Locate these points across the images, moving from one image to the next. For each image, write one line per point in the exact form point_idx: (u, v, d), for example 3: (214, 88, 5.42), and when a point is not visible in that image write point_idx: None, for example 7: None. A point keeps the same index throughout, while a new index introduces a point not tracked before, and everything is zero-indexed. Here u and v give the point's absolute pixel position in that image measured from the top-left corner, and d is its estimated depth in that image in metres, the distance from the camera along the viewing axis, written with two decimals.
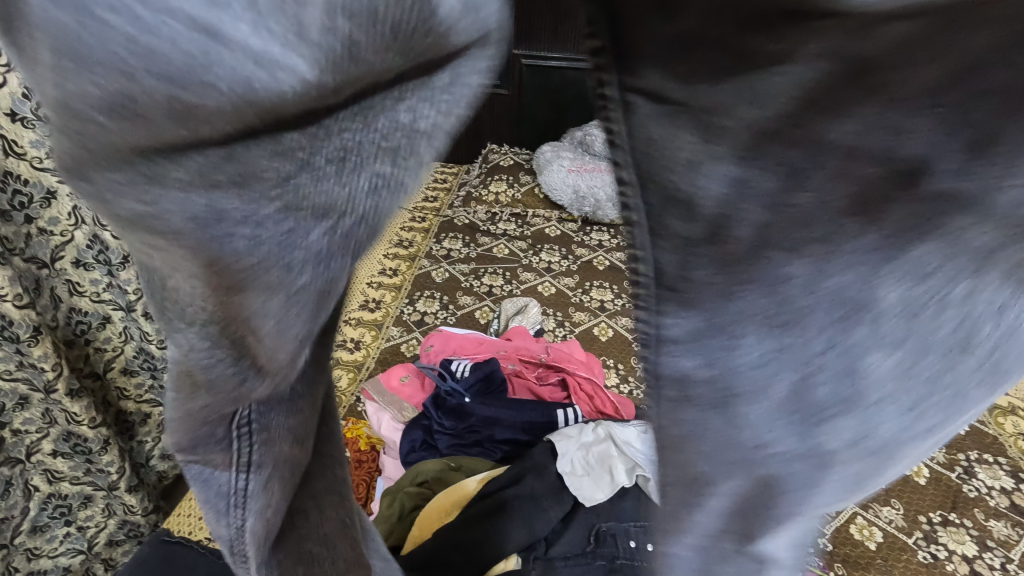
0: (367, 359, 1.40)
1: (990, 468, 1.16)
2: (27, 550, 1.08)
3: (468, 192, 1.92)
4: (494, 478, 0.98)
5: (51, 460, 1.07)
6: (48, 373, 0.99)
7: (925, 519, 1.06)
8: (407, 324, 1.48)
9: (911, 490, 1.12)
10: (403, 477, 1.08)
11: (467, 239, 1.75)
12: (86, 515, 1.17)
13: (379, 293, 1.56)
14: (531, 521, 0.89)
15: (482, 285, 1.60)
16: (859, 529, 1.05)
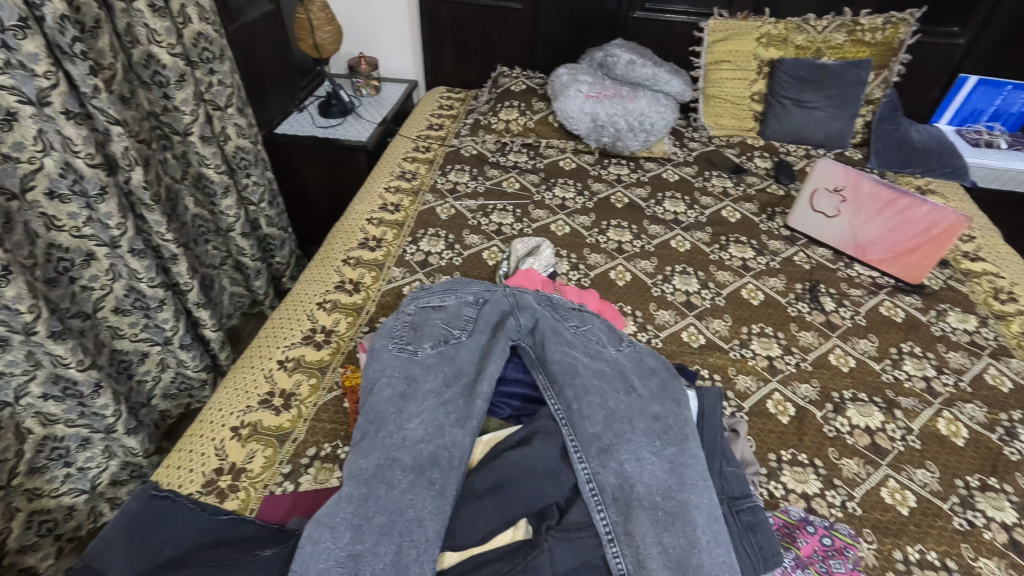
0: (368, 302, 1.10)
1: (918, 360, 1.09)
2: (27, 491, 1.07)
3: (477, 119, 1.68)
4: (489, 476, 0.66)
5: (42, 403, 1.03)
6: (25, 315, 0.93)
7: (962, 483, 0.88)
8: (411, 265, 1.19)
9: (946, 448, 0.93)
10: (372, 400, 0.75)
11: (475, 172, 1.51)
12: (86, 456, 1.15)
13: (380, 230, 1.29)
14: (534, 485, 0.64)
15: (490, 224, 1.33)
16: (890, 492, 0.86)
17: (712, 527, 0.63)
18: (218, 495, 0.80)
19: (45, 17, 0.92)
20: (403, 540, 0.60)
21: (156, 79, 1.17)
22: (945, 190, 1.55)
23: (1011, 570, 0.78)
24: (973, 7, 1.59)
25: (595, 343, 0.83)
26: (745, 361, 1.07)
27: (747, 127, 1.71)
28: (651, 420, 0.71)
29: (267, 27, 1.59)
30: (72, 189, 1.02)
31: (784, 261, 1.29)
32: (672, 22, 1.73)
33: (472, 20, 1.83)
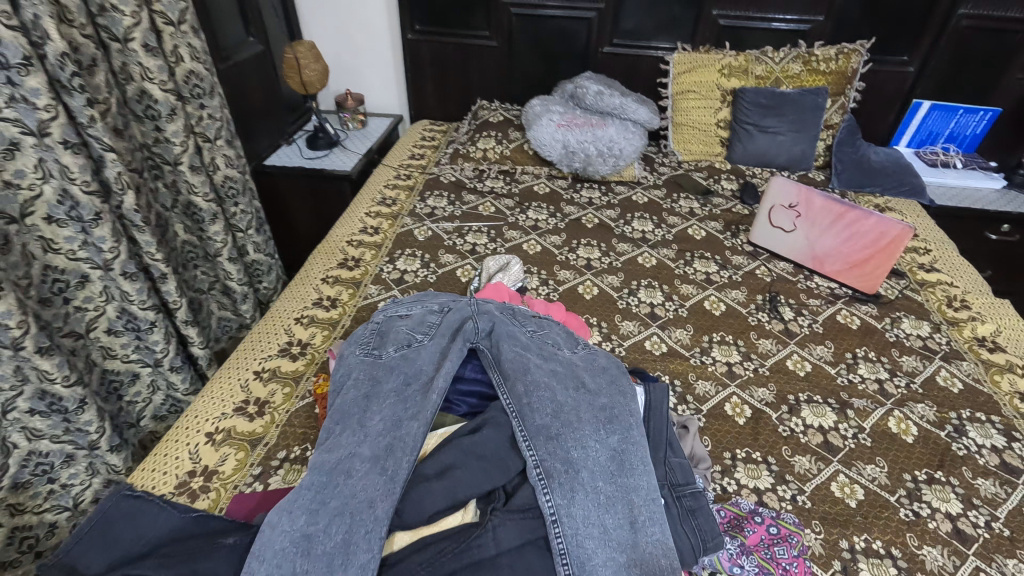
0: (343, 317, 1.16)
1: (872, 364, 1.13)
2: (10, 506, 1.09)
3: (456, 149, 1.77)
4: (440, 463, 0.70)
5: (29, 419, 1.06)
6: (15, 330, 0.99)
7: (910, 477, 0.91)
8: (386, 282, 1.25)
9: (897, 446, 0.96)
10: (338, 400, 0.80)
11: (453, 197, 1.58)
12: (70, 473, 1.17)
13: (359, 251, 1.36)
14: (482, 471, 0.69)
15: (465, 244, 1.40)
16: (839, 486, 0.89)
17: (649, 508, 0.67)
18: (190, 495, 0.83)
19: (48, 56, 1.01)
20: (355, 520, 0.63)
21: (149, 113, 1.25)
22: (903, 207, 1.62)
23: (954, 556, 0.80)
24: (920, 36, 1.70)
25: (551, 345, 0.88)
26: (705, 367, 1.11)
27: (714, 152, 1.79)
28: (597, 411, 0.76)
29: (257, 66, 1.70)
30: (68, 214, 1.08)
31: (745, 274, 1.35)
32: (639, 56, 1.84)
33: (452, 57, 1.94)
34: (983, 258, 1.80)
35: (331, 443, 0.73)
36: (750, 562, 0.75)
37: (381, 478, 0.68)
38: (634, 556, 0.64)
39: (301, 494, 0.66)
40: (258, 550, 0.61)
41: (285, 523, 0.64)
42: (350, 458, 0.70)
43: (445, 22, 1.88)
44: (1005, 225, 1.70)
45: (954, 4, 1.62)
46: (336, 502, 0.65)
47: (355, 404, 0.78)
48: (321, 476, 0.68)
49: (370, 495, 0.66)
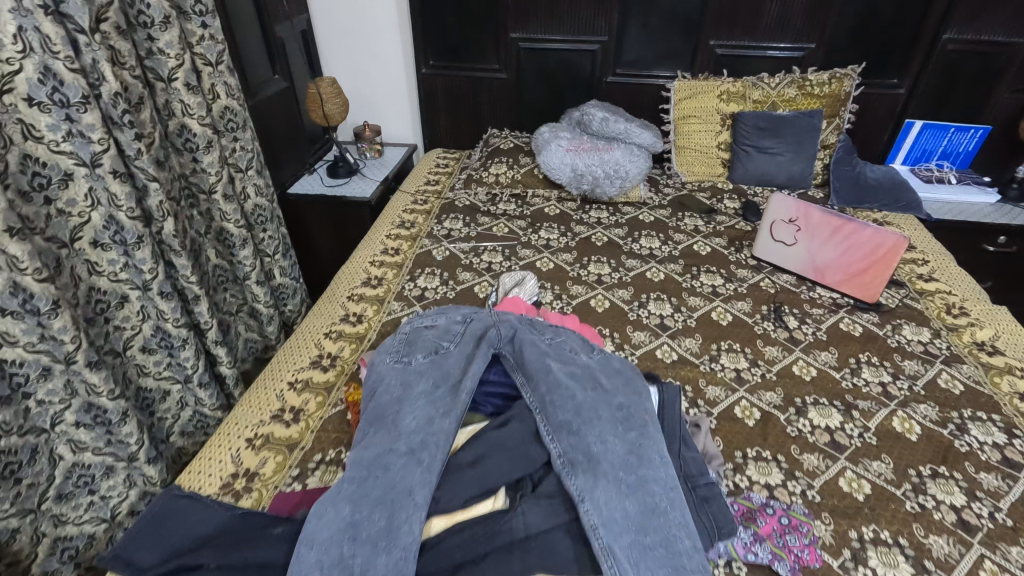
0: (370, 331, 1.22)
1: (875, 368, 1.18)
2: (53, 516, 1.14)
3: (470, 175, 1.86)
4: (471, 455, 0.77)
5: (75, 431, 1.12)
6: (68, 345, 1.06)
7: (915, 472, 0.95)
8: (409, 299, 1.31)
9: (901, 444, 1.01)
10: (373, 402, 0.86)
11: (468, 220, 1.67)
12: (109, 485, 1.23)
13: (381, 271, 1.43)
14: (509, 461, 0.75)
15: (481, 263, 1.47)
16: (847, 481, 0.94)
17: (667, 495, 0.72)
18: (234, 495, 0.89)
19: (102, 95, 1.10)
20: (395, 507, 0.69)
21: (187, 145, 1.35)
22: (901, 221, 1.68)
23: (960, 545, 0.84)
24: (908, 59, 1.79)
25: (569, 350, 0.94)
26: (714, 373, 1.16)
27: (716, 172, 1.87)
28: (615, 410, 0.82)
29: (281, 101, 1.81)
30: (113, 239, 1.16)
31: (750, 286, 1.41)
32: (641, 84, 1.94)
33: (464, 88, 2.05)
34: (982, 269, 1.86)
35: (368, 439, 0.79)
36: (764, 550, 0.80)
37: (417, 470, 0.73)
38: (656, 538, 0.69)
39: (344, 485, 0.72)
40: (308, 535, 0.67)
41: (330, 511, 0.69)
42: (387, 451, 0.76)
43: (458, 56, 1.99)
44: (1002, 237, 1.76)
45: (940, 27, 1.73)
46: (376, 492, 0.71)
47: (388, 404, 0.84)
48: (361, 468, 0.74)
49: (407, 484, 0.71)
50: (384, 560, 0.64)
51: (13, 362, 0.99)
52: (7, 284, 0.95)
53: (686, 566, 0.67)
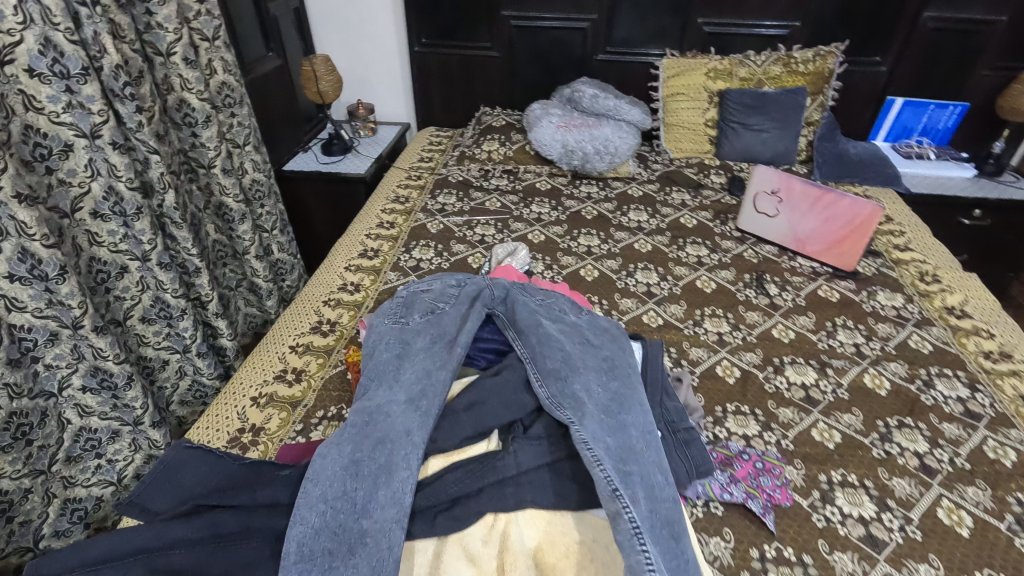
0: (367, 299, 1.27)
1: (850, 331, 1.24)
2: (63, 478, 1.17)
3: (463, 151, 1.90)
4: (466, 403, 0.83)
5: (81, 395, 1.16)
6: (75, 311, 1.10)
7: (882, 423, 1.02)
8: (404, 269, 1.36)
9: (871, 398, 1.07)
10: (373, 358, 0.91)
11: (461, 195, 1.71)
12: (115, 449, 1.26)
13: (377, 243, 1.47)
14: (503, 407, 0.82)
15: (475, 235, 1.51)
16: (819, 432, 1.00)
17: (645, 437, 0.78)
18: (241, 447, 0.94)
19: (103, 68, 1.13)
20: (394, 449, 0.74)
21: (186, 120, 1.38)
22: (881, 195, 1.74)
23: (920, 486, 0.91)
24: (891, 38, 1.83)
25: (558, 311, 0.99)
26: (698, 336, 1.22)
27: (703, 149, 1.92)
28: (600, 363, 0.87)
29: (276, 79, 1.83)
30: (113, 210, 1.19)
31: (734, 256, 1.47)
32: (631, 62, 1.98)
33: (456, 67, 2.08)
34: (958, 243, 1.92)
35: (368, 391, 0.84)
36: (739, 489, 0.86)
37: (415, 417, 0.78)
38: (634, 467, 0.73)
39: (347, 430, 0.76)
40: (312, 474, 0.71)
41: (334, 452, 0.73)
42: (387, 399, 0.80)
43: (450, 35, 2.01)
44: (977, 211, 1.82)
45: (922, 7, 1.77)
46: (377, 434, 0.75)
47: (388, 359, 0.89)
48: (364, 416, 0.78)
49: (407, 429, 0.76)
50: (384, 493, 0.70)
51: (21, 327, 1.03)
52: (15, 250, 0.99)
53: (660, 495, 0.71)
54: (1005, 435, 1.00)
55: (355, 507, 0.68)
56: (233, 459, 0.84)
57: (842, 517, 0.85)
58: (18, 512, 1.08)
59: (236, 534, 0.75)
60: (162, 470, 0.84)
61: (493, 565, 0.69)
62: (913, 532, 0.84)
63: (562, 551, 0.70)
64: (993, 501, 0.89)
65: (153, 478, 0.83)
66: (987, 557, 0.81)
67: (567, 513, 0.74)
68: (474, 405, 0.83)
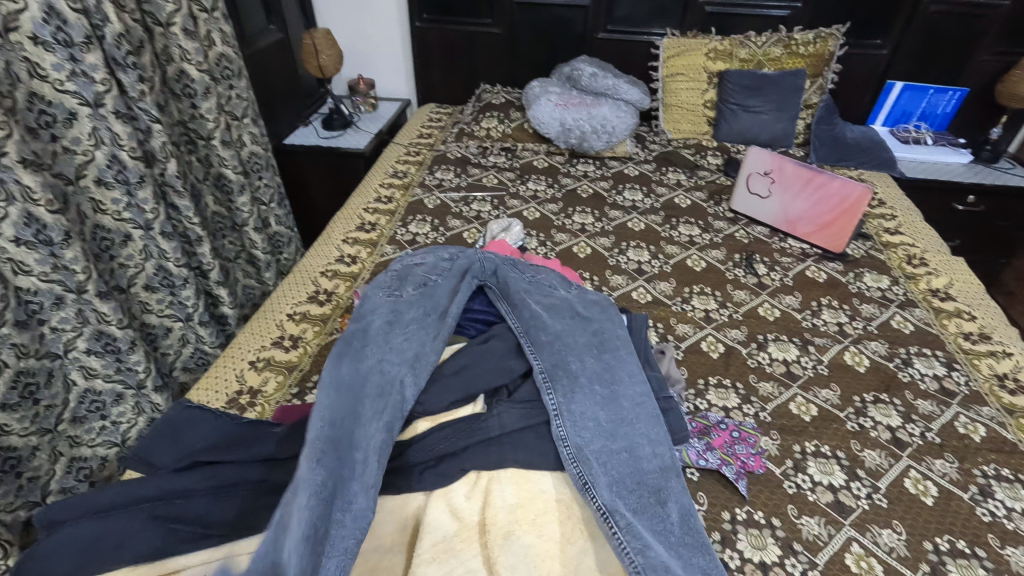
0: (364, 271, 1.30)
1: (835, 311, 1.27)
2: (69, 437, 1.21)
3: (462, 128, 1.91)
4: (453, 368, 0.87)
5: (86, 358, 1.20)
6: (79, 276, 1.13)
7: (859, 398, 1.05)
8: (401, 243, 1.39)
9: (850, 374, 1.10)
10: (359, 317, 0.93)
11: (459, 171, 1.73)
12: (119, 411, 1.30)
13: (375, 217, 1.50)
14: (489, 372, 0.86)
15: (471, 211, 1.53)
16: (797, 405, 1.03)
17: (636, 408, 0.82)
18: (239, 408, 0.97)
19: (105, 36, 1.15)
20: (392, 412, 0.77)
21: (186, 91, 1.39)
22: (876, 178, 1.75)
23: (890, 457, 0.94)
24: (891, 21, 1.83)
25: (548, 286, 1.02)
26: (685, 313, 1.24)
27: (701, 130, 1.93)
28: (590, 336, 0.91)
29: (276, 52, 1.83)
30: (116, 177, 1.22)
31: (725, 237, 1.49)
32: (632, 41, 1.98)
33: (457, 44, 2.08)
34: (951, 228, 1.94)
35: (367, 346, 0.86)
36: (714, 456, 0.90)
37: (410, 381, 0.81)
38: (623, 443, 0.78)
39: (349, 390, 0.79)
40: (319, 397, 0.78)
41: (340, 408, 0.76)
42: (387, 361, 0.83)
43: (451, 11, 2.02)
44: (971, 197, 1.83)
45: None
46: (380, 396, 0.78)
47: (384, 320, 0.91)
48: (365, 375, 0.81)
49: (404, 393, 0.80)
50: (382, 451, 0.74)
51: (27, 290, 1.06)
52: (21, 215, 1.02)
53: (646, 466, 0.76)
54: (976, 412, 1.03)
55: (360, 415, 0.75)
56: (233, 430, 0.88)
57: (812, 485, 0.89)
58: (27, 468, 1.12)
59: (232, 486, 0.79)
60: (163, 426, 0.88)
61: (475, 519, 0.73)
62: (880, 499, 0.87)
63: (539, 508, 0.74)
64: (959, 472, 0.92)
65: (154, 432, 0.86)
66: (948, 523, 0.84)
67: (546, 473, 0.78)
68: (460, 370, 0.87)
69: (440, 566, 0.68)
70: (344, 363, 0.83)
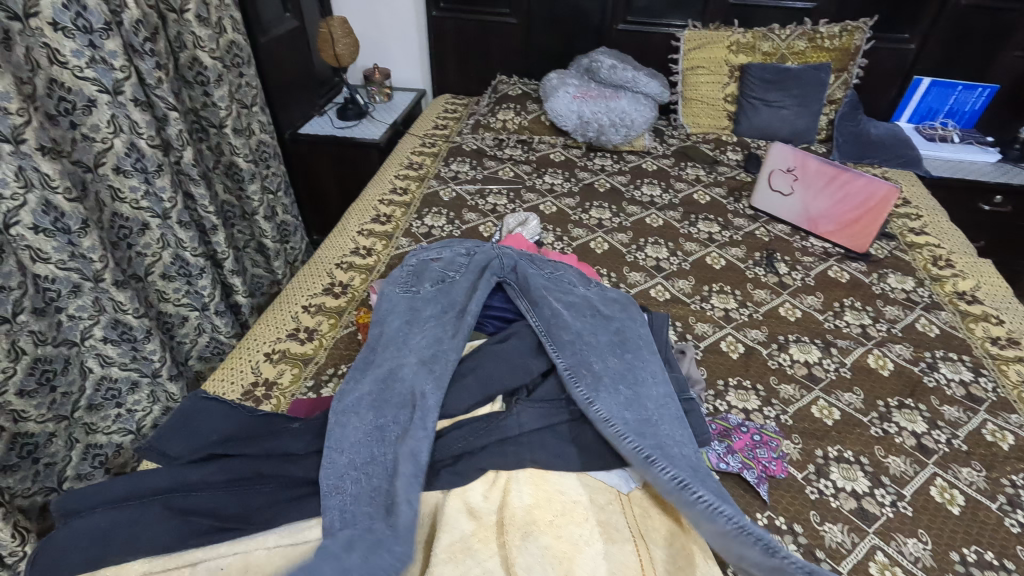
0: (379, 263, 1.29)
1: (858, 312, 1.24)
2: (85, 424, 1.21)
3: (477, 120, 1.89)
4: (472, 366, 0.86)
5: (102, 345, 1.20)
6: (96, 264, 1.13)
7: (883, 403, 1.03)
8: (416, 235, 1.38)
9: (873, 378, 1.08)
10: (379, 317, 0.93)
11: (474, 163, 1.71)
12: (135, 399, 1.30)
13: (390, 208, 1.49)
14: (510, 372, 0.85)
15: (487, 204, 1.52)
16: (818, 409, 1.01)
17: (661, 409, 0.80)
18: (255, 401, 0.97)
19: (123, 23, 1.15)
20: (410, 413, 0.76)
21: (198, 78, 1.38)
22: (900, 177, 1.71)
23: (915, 464, 0.92)
24: (919, 15, 1.78)
25: (567, 283, 1.00)
26: (704, 311, 1.22)
27: (721, 125, 1.89)
28: (612, 335, 0.89)
29: (292, 41, 1.82)
30: (134, 166, 1.21)
31: (745, 234, 1.46)
32: (652, 32, 1.94)
33: (473, 34, 2.05)
34: (976, 228, 1.90)
35: (385, 350, 0.85)
36: (735, 460, 0.88)
37: (427, 380, 0.80)
38: (652, 441, 0.74)
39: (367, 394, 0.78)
40: (342, 403, 0.79)
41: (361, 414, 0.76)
42: (404, 364, 0.82)
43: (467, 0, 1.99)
44: (998, 197, 1.79)
45: None
46: (399, 400, 0.78)
47: (400, 323, 0.90)
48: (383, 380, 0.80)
49: (421, 391, 0.78)
50: (405, 447, 0.72)
51: (46, 278, 1.06)
52: (40, 202, 1.01)
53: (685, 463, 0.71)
54: (1004, 420, 1.00)
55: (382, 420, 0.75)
56: (248, 424, 0.87)
57: (835, 491, 0.87)
58: (44, 454, 1.12)
59: (249, 480, 0.79)
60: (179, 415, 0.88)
61: (493, 518, 0.72)
62: (905, 507, 0.86)
63: (558, 508, 0.73)
64: (987, 481, 0.90)
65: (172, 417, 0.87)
66: (976, 534, 0.82)
67: (566, 474, 0.77)
68: (477, 368, 0.86)
69: (456, 567, 0.66)
70: (363, 370, 0.83)
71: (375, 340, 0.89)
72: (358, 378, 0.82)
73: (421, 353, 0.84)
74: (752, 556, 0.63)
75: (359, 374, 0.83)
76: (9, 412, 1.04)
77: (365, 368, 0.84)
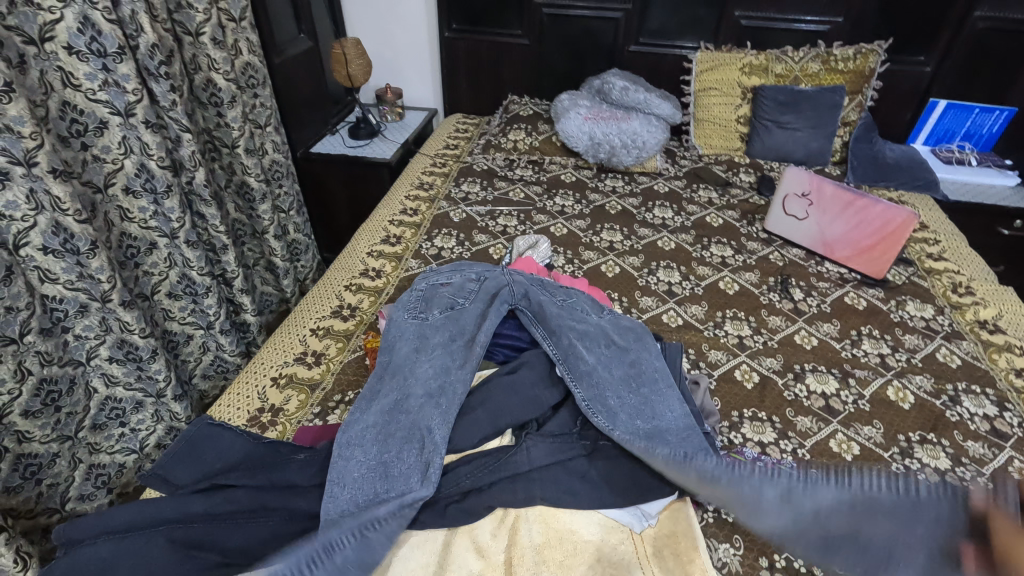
0: (388, 285, 1.28)
1: (876, 341, 1.21)
2: (89, 444, 1.20)
3: (488, 140, 1.89)
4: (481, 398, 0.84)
5: (108, 365, 1.19)
6: (104, 285, 1.13)
7: (904, 437, 0.99)
8: (426, 257, 1.37)
9: (894, 411, 1.05)
10: (387, 344, 0.91)
11: (485, 184, 1.71)
12: (138, 419, 1.29)
13: (400, 229, 1.48)
14: (520, 405, 0.83)
15: (497, 226, 1.51)
16: (837, 443, 0.98)
17: (682, 443, 0.77)
18: (261, 427, 0.96)
19: (139, 47, 1.16)
20: (416, 449, 0.75)
21: (212, 100, 1.39)
22: (916, 201, 1.69)
23: None
24: (935, 38, 1.77)
25: (580, 311, 0.98)
26: (717, 338, 1.20)
27: (734, 147, 1.88)
28: (626, 367, 0.87)
29: (306, 61, 1.83)
30: (144, 186, 1.22)
31: (759, 259, 1.44)
32: (664, 54, 1.94)
33: (485, 55, 2.06)
34: (995, 253, 1.86)
35: (392, 379, 0.84)
36: None
37: (434, 415, 0.78)
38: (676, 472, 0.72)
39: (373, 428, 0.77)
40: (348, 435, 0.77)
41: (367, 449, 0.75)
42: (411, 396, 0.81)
43: (480, 21, 2.00)
44: (1017, 221, 1.76)
45: (970, 6, 1.70)
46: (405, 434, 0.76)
47: (408, 351, 0.89)
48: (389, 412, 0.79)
49: (428, 426, 0.77)
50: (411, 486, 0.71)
51: (54, 298, 1.06)
52: (49, 223, 1.01)
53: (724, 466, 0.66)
54: None
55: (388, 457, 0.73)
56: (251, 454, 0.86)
57: None
58: (46, 475, 1.11)
59: (252, 512, 0.77)
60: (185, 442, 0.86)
61: (501, 558, 0.70)
62: None
63: (569, 548, 0.71)
64: None
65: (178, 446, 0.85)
66: None
67: (577, 511, 0.75)
68: (486, 401, 0.84)
69: None
70: (369, 401, 0.82)
71: (382, 369, 0.87)
72: (364, 409, 0.81)
73: (428, 385, 0.83)
74: (827, 497, 0.53)
75: (366, 405, 0.81)
76: (13, 432, 1.03)
77: (372, 399, 0.82)
